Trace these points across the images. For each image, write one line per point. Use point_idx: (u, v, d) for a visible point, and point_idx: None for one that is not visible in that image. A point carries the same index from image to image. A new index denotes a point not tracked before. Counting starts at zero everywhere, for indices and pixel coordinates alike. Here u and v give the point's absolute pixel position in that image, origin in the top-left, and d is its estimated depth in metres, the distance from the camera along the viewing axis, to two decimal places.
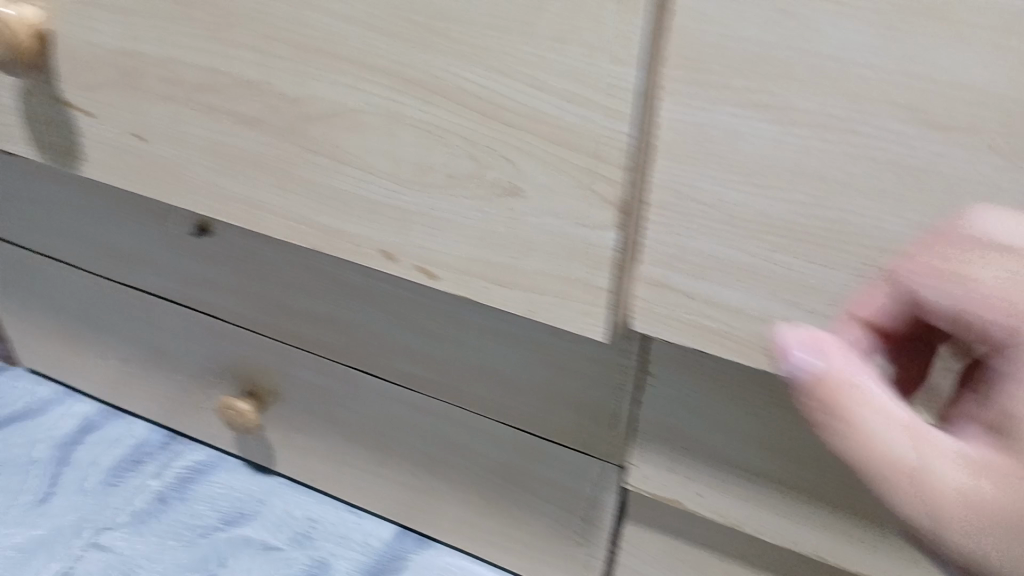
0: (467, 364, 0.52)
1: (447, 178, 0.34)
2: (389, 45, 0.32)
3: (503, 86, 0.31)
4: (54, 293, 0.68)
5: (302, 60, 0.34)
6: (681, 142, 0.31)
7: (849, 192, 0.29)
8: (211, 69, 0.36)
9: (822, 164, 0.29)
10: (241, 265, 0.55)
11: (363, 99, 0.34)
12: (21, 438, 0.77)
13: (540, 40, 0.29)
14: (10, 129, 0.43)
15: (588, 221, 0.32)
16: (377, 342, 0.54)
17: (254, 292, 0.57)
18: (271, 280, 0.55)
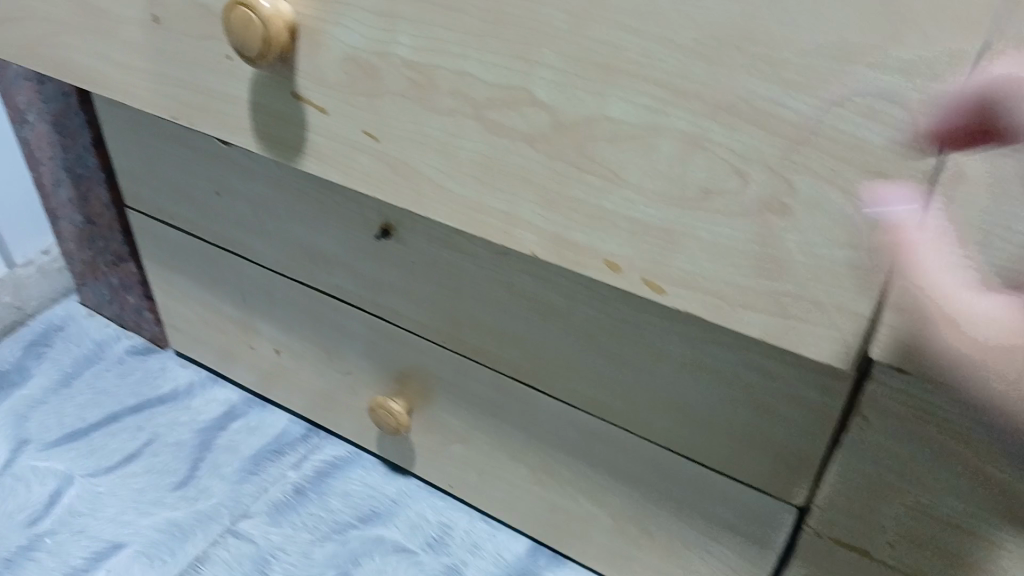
0: (655, 393, 0.52)
1: (706, 193, 0.34)
2: (673, 57, 0.31)
3: (796, 104, 0.30)
4: (229, 283, 0.70)
5: (572, 68, 0.33)
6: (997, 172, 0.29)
7: None
8: (466, 73, 0.36)
9: None
10: (427, 273, 0.56)
11: (630, 111, 0.33)
12: (169, 419, 0.79)
13: (854, 60, 0.28)
14: (239, 119, 0.44)
15: (868, 248, 0.31)
16: (561, 358, 0.55)
17: (437, 299, 0.57)
18: (457, 289, 0.56)
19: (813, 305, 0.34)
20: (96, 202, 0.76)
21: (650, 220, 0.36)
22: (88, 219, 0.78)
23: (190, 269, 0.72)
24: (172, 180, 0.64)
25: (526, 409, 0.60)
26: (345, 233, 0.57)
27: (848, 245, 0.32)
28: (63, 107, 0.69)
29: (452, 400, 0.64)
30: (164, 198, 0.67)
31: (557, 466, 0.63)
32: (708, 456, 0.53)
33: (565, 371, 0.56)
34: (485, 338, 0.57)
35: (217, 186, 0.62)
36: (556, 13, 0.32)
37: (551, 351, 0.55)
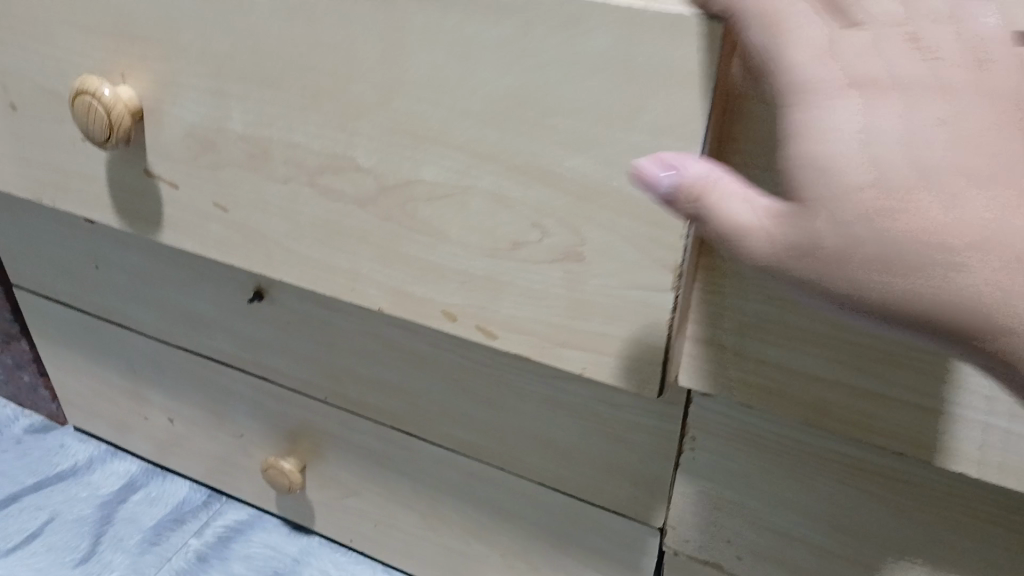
0: (522, 430, 0.56)
1: (514, 245, 0.37)
2: (467, 124, 0.35)
3: (572, 162, 0.34)
4: (119, 355, 0.72)
5: (384, 137, 0.37)
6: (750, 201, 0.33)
7: None
8: (295, 145, 0.39)
9: None
10: (303, 330, 0.59)
11: (440, 173, 0.37)
12: (69, 496, 0.79)
13: (613, 121, 0.32)
14: (98, 197, 0.47)
15: (649, 284, 0.35)
16: (434, 404, 0.58)
17: (316, 355, 0.60)
18: (333, 345, 0.58)
19: (620, 335, 0.37)
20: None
21: (475, 271, 0.39)
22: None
23: (81, 344, 0.74)
24: (56, 258, 0.67)
25: (411, 456, 0.63)
26: (224, 297, 0.60)
27: (637, 285, 0.36)
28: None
29: (341, 454, 0.67)
30: (50, 277, 0.69)
31: (446, 510, 0.65)
32: (578, 486, 0.56)
33: (440, 416, 0.59)
34: (363, 391, 0.60)
35: (99, 260, 0.64)
36: (363, 89, 0.36)
37: (425, 398, 0.58)
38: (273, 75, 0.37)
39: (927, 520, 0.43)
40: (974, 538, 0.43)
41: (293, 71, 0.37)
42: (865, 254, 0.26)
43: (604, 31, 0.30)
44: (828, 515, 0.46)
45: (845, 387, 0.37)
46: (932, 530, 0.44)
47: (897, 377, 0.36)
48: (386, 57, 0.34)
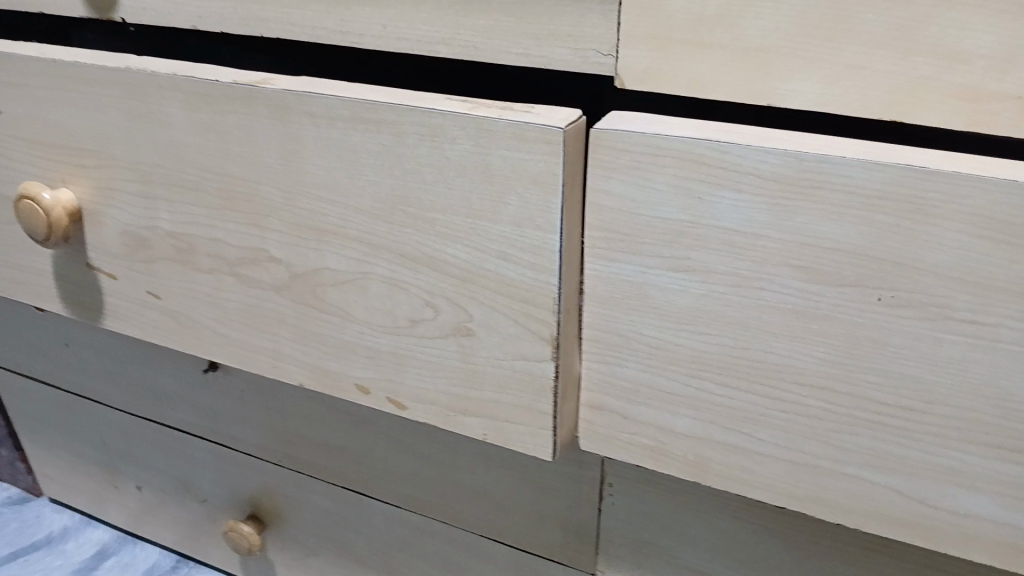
0: (459, 488, 0.59)
1: (413, 323, 0.41)
2: (361, 219, 0.39)
3: (455, 250, 0.37)
4: (88, 430, 0.75)
5: (290, 232, 0.41)
6: (614, 277, 0.37)
7: (818, 249, 0.33)
8: (215, 240, 0.43)
9: (812, 257, 0.33)
10: (256, 400, 0.63)
11: (342, 262, 0.40)
12: (45, 564, 0.81)
13: (481, 214, 0.36)
14: (46, 287, 0.50)
15: (531, 355, 0.39)
16: (379, 466, 0.61)
17: (268, 424, 0.64)
18: (282, 413, 0.62)
19: (511, 403, 0.41)
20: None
21: (381, 348, 0.42)
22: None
23: (53, 419, 0.77)
24: (28, 338, 0.71)
25: (363, 515, 0.66)
26: (183, 371, 0.64)
27: (521, 357, 0.39)
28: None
29: (299, 517, 0.70)
30: (25, 355, 0.73)
31: (401, 567, 0.67)
32: (516, 538, 0.59)
33: (387, 476, 0.62)
34: (313, 455, 0.63)
35: (69, 339, 0.68)
36: (270, 189, 0.40)
37: (371, 462, 0.61)
38: (192, 179, 0.42)
39: (822, 553, 0.46)
40: (865, 568, 0.45)
41: (209, 175, 0.41)
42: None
43: (462, 139, 0.34)
44: (734, 553, 0.49)
45: (721, 445, 0.39)
46: (829, 563, 0.46)
47: (763, 435, 0.38)
48: (285, 164, 0.39)
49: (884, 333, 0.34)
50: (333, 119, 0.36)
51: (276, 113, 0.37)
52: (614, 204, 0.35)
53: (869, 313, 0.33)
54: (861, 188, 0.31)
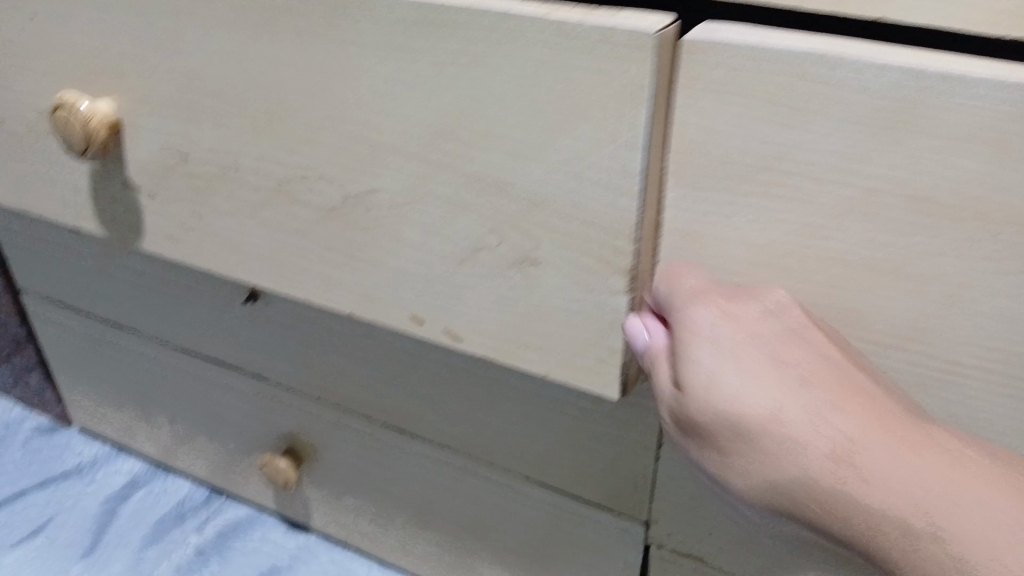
0: (504, 426, 0.57)
1: (473, 250, 0.38)
2: (422, 136, 0.36)
3: (525, 171, 0.35)
4: (120, 357, 0.74)
5: (342, 149, 0.38)
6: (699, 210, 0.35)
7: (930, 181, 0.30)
8: (263, 156, 0.40)
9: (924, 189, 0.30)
10: (294, 330, 0.60)
11: (398, 182, 0.38)
12: (75, 493, 0.80)
13: (557, 131, 0.33)
14: (80, 205, 0.48)
15: (602, 288, 0.36)
16: (421, 401, 0.59)
17: (306, 355, 0.62)
18: (321, 344, 0.60)
19: (576, 338, 0.38)
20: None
21: (437, 277, 0.40)
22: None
23: (83, 346, 0.76)
24: (58, 261, 0.69)
25: (401, 451, 0.64)
26: (219, 298, 0.62)
27: (591, 289, 0.36)
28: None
29: (335, 451, 0.68)
30: (55, 280, 0.71)
31: (438, 505, 0.66)
32: (560, 479, 0.57)
33: (428, 412, 0.60)
34: (352, 388, 0.61)
35: (101, 264, 0.66)
36: (324, 101, 0.37)
37: (412, 396, 0.59)
38: (239, 89, 0.39)
39: None
40: None
41: (258, 86, 0.38)
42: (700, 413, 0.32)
43: (541, 46, 0.31)
44: None
45: None
46: None
47: None
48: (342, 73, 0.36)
49: (996, 271, 0.31)
50: (396, 25, 0.33)
51: (334, 16, 0.34)
52: (701, 124, 0.32)
53: (982, 248, 0.31)
54: (983, 115, 0.28)
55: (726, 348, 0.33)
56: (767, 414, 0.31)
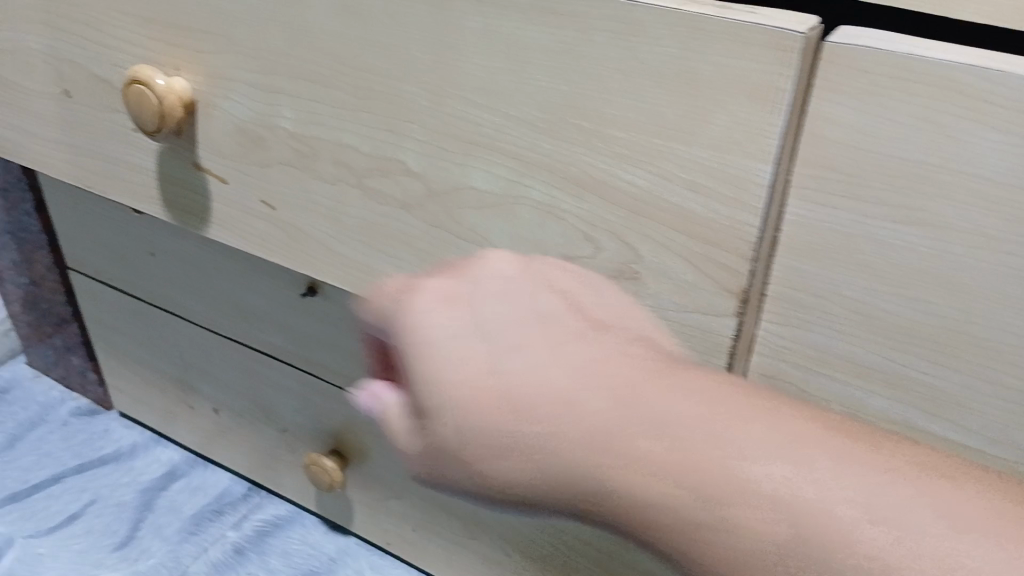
0: None
1: (564, 259, 0.35)
2: (521, 132, 0.33)
3: (632, 176, 0.32)
4: (168, 344, 0.72)
5: (432, 140, 0.35)
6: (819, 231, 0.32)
7: None
8: (344, 144, 0.38)
9: None
10: (353, 327, 0.58)
11: (490, 179, 0.35)
12: (112, 481, 0.79)
13: (674, 134, 0.30)
14: (148, 187, 0.46)
15: (707, 309, 0.33)
16: None
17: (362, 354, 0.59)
18: None
19: None
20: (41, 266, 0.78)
21: None
22: (33, 282, 0.80)
23: (131, 329, 0.74)
24: (111, 241, 0.67)
25: None
26: (276, 290, 0.60)
27: (693, 309, 0.34)
28: (10, 172, 0.72)
29: (383, 455, 0.66)
30: (107, 262, 0.69)
31: (486, 518, 0.63)
32: None
33: None
34: None
35: (155, 246, 0.64)
36: (416, 90, 0.34)
37: None
38: (325, 72, 0.36)
39: None
40: None
41: (346, 69, 0.36)
42: (490, 446, 0.30)
43: (667, 39, 0.29)
44: None
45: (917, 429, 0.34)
46: None
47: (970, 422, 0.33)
48: (440, 59, 0.33)
49: None
50: (505, 11, 0.31)
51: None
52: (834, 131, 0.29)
53: None
54: None
55: (611, 436, 0.28)
56: (711, 508, 0.26)
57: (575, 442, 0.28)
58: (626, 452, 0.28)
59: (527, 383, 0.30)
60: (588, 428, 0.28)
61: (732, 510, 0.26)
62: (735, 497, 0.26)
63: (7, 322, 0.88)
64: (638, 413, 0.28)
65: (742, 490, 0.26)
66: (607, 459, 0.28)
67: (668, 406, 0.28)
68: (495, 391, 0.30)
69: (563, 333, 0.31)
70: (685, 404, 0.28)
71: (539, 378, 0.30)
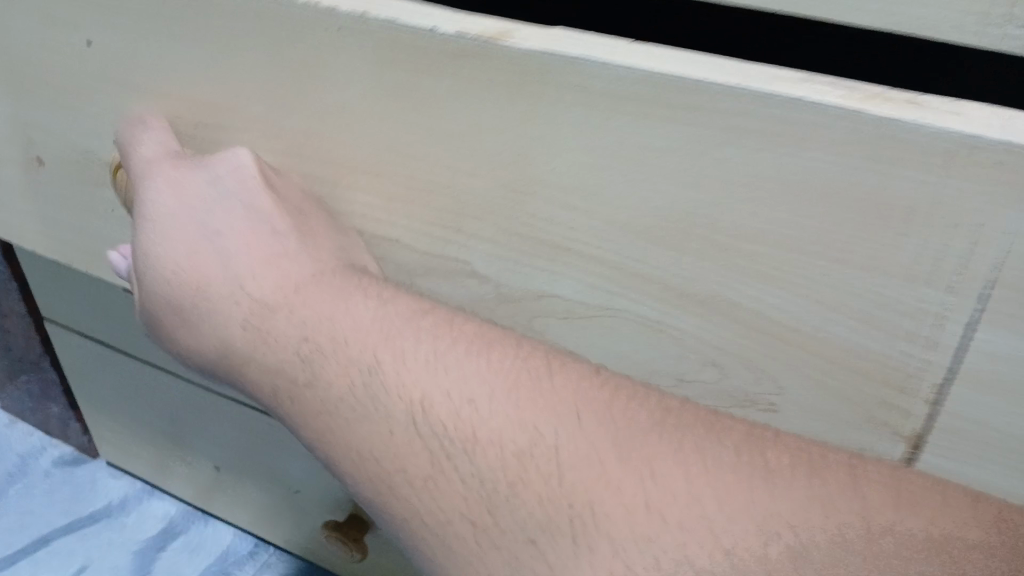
0: None
1: (677, 380, 0.29)
2: (625, 243, 0.26)
3: (775, 299, 0.25)
4: (162, 398, 0.66)
5: (508, 245, 0.29)
6: (992, 373, 0.24)
7: None
8: (391, 239, 0.31)
9: None
10: None
11: (580, 291, 0.28)
12: (104, 541, 0.74)
13: (839, 256, 0.24)
14: None
15: (866, 446, 0.27)
16: None
17: None
18: None
19: None
20: (12, 313, 0.70)
21: None
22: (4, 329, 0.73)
23: (118, 383, 0.68)
24: (88, 296, 0.60)
25: None
26: None
27: (846, 445, 0.27)
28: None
29: None
30: (87, 313, 0.62)
31: None
32: None
33: None
34: None
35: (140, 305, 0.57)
36: (488, 185, 0.28)
37: None
38: (369, 159, 0.29)
39: None
40: None
41: (398, 157, 0.29)
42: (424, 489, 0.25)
43: (844, 146, 0.22)
44: None
45: None
46: None
47: None
48: (524, 157, 0.26)
49: None
50: (618, 106, 0.24)
51: (518, 83, 0.25)
52: None
53: None
54: None
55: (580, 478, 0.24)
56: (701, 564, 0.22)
57: (352, 402, 0.27)
58: (404, 413, 0.26)
59: (329, 338, 0.28)
60: (386, 397, 0.26)
61: (499, 480, 0.24)
62: (500, 472, 0.24)
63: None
64: (427, 379, 0.26)
65: (522, 463, 0.24)
66: (399, 425, 0.26)
67: (457, 376, 0.26)
68: (281, 339, 0.29)
69: (353, 291, 0.29)
70: (475, 376, 0.26)
71: (335, 336, 0.28)
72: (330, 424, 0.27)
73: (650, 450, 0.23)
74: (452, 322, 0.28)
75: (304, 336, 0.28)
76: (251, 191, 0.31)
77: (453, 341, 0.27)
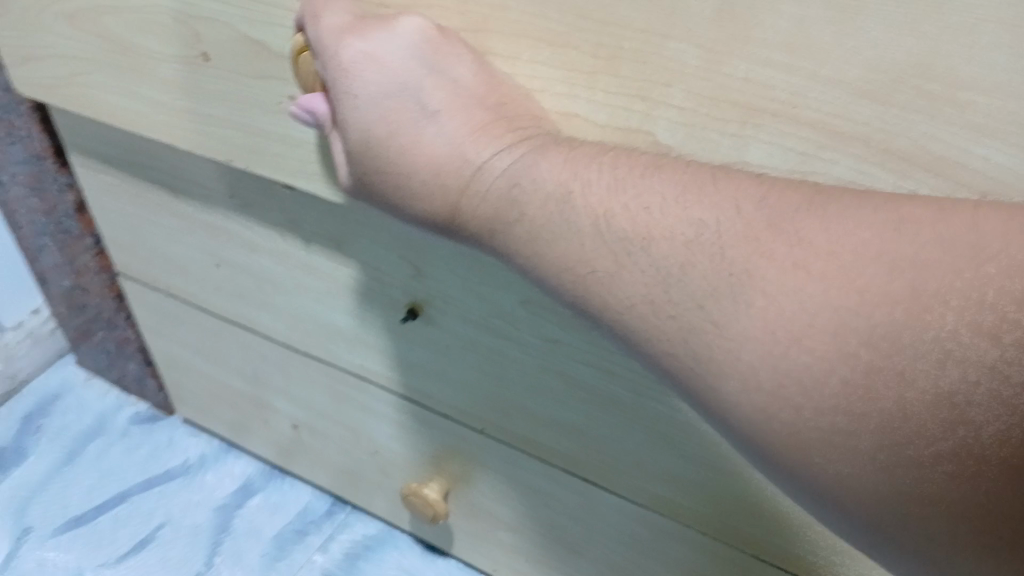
0: (718, 500, 0.47)
1: None
2: (832, 94, 0.27)
3: (986, 149, 0.25)
4: (241, 358, 0.67)
5: (700, 107, 0.29)
6: None
7: None
8: (576, 114, 0.32)
9: None
10: (469, 355, 0.51)
11: (775, 155, 0.29)
12: (184, 499, 0.74)
13: None
14: (305, 163, 0.40)
15: None
16: (620, 450, 0.49)
17: (479, 385, 0.53)
18: (501, 377, 0.51)
19: None
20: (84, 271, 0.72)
21: None
22: (79, 285, 0.74)
23: (198, 343, 0.69)
24: (167, 251, 0.61)
25: (582, 500, 0.56)
26: (379, 317, 0.53)
27: None
28: (40, 173, 0.64)
29: (498, 485, 0.60)
30: (172, 270, 0.62)
31: (612, 554, 0.58)
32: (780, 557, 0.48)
33: (625, 469, 0.50)
34: (531, 426, 0.53)
35: (227, 258, 0.57)
36: (685, 47, 0.28)
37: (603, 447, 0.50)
38: (556, 27, 0.30)
39: None
40: None
41: (588, 24, 0.29)
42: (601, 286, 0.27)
43: None
44: None
45: None
46: None
47: None
48: (727, 13, 0.27)
49: None
50: None
51: None
52: None
53: None
54: None
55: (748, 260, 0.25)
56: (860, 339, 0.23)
57: (551, 225, 0.29)
58: (592, 226, 0.28)
59: (530, 180, 0.30)
60: (580, 216, 0.28)
61: (676, 268, 0.26)
62: (675, 260, 0.26)
63: (50, 321, 0.82)
64: (610, 197, 0.28)
65: (696, 250, 0.25)
66: (590, 235, 0.28)
67: (637, 191, 0.27)
68: (486, 194, 0.31)
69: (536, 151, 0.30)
70: (650, 191, 0.27)
71: (532, 177, 0.30)
72: (528, 243, 0.29)
73: (809, 225, 0.24)
74: (626, 156, 0.29)
75: (508, 181, 0.30)
76: (445, 60, 0.32)
77: (630, 168, 0.28)
